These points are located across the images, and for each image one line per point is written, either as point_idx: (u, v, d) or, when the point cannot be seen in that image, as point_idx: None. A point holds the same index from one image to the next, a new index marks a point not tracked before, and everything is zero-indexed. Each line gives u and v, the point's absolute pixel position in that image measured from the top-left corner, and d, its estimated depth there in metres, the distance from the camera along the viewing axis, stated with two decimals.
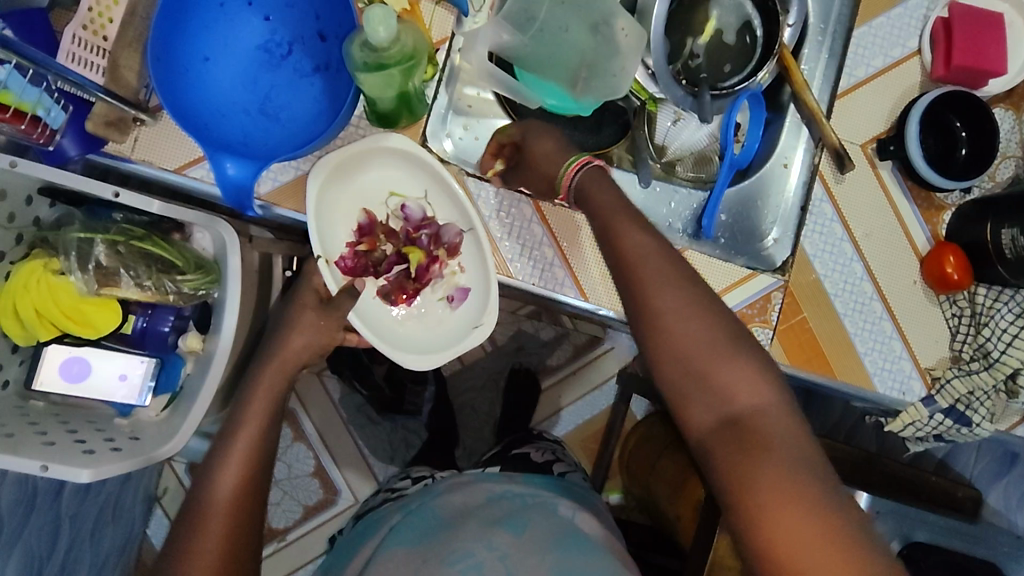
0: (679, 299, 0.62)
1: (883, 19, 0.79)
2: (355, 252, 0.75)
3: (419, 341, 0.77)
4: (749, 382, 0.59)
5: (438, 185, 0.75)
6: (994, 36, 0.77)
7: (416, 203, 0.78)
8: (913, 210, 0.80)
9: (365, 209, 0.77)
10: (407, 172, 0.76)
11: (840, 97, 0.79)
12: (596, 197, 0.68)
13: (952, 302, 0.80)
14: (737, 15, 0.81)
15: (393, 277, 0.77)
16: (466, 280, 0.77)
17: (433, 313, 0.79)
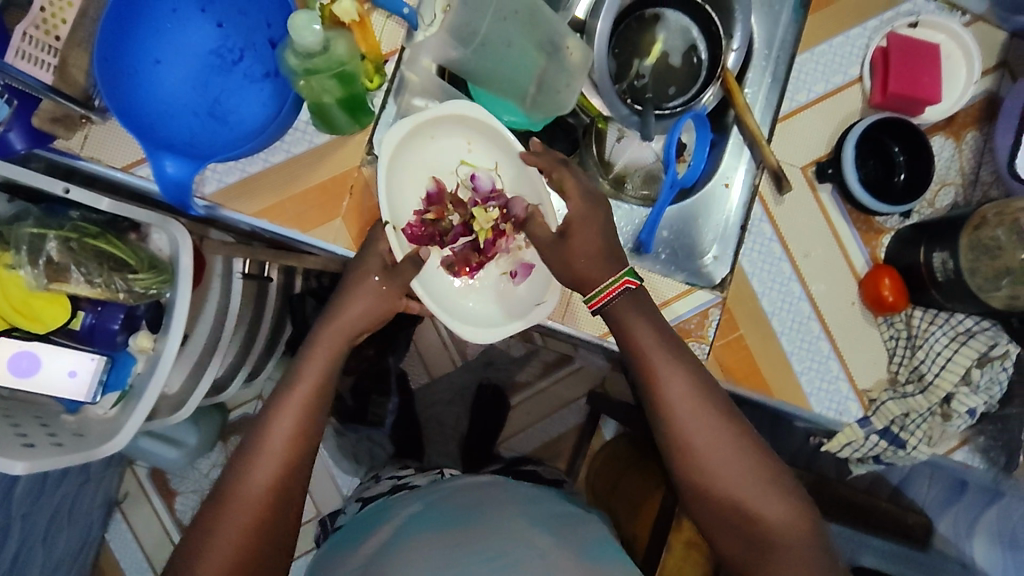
0: (678, 395, 0.68)
1: (825, 47, 0.82)
2: (423, 220, 0.75)
3: (477, 316, 0.77)
4: (721, 454, 0.67)
5: (511, 157, 0.76)
6: (930, 65, 0.79)
7: (485, 174, 0.78)
8: (852, 233, 0.82)
9: (436, 177, 0.77)
10: (478, 142, 0.77)
11: (781, 121, 0.82)
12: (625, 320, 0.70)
13: (890, 325, 0.81)
14: (684, 39, 0.84)
15: (458, 249, 0.77)
16: (530, 256, 0.78)
17: (495, 287, 0.79)
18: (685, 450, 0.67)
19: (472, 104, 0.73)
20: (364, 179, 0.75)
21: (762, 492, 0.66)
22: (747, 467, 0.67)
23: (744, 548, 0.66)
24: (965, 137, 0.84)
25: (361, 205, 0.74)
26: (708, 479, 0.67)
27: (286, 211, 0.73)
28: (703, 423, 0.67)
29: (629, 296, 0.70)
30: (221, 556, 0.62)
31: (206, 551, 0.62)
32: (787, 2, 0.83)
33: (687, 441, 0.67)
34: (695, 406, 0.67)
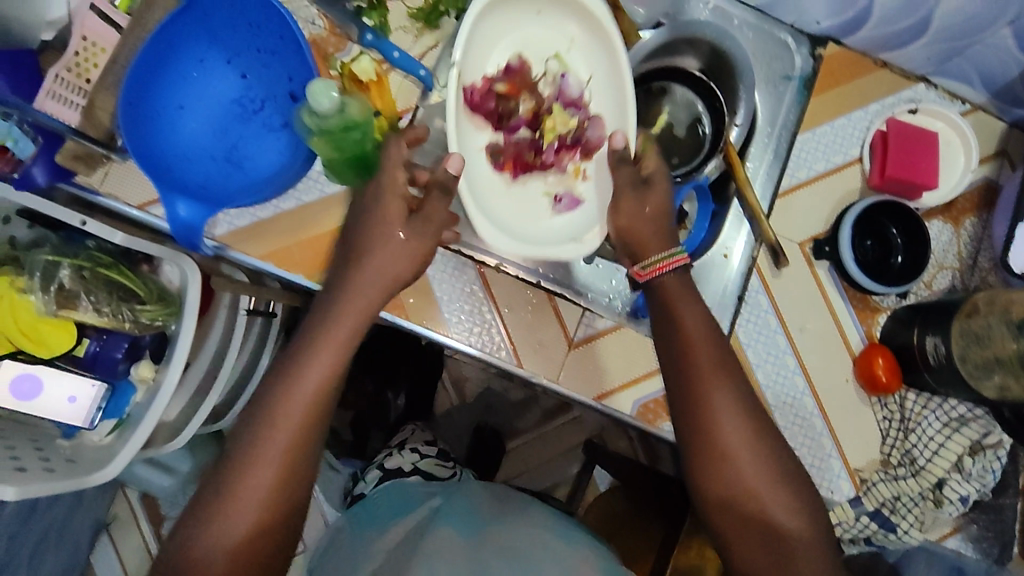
0: (722, 391, 0.66)
1: (826, 127, 0.86)
2: (490, 90, 0.75)
3: (508, 225, 0.73)
4: (756, 457, 0.66)
5: (611, 82, 0.76)
6: (928, 152, 0.81)
7: (575, 80, 0.78)
8: (848, 310, 0.82)
9: (523, 56, 0.77)
10: (581, 43, 0.77)
11: (781, 196, 0.84)
12: (671, 296, 0.70)
13: (883, 405, 0.81)
14: (688, 112, 0.86)
15: (513, 139, 0.77)
16: (583, 191, 0.77)
17: (534, 204, 0.77)
18: (718, 446, 0.66)
19: None
20: None
21: (794, 513, 0.65)
22: (782, 489, 0.66)
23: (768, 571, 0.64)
24: (963, 223, 0.86)
25: None
26: (739, 481, 0.65)
27: (293, 255, 0.75)
28: (741, 419, 0.66)
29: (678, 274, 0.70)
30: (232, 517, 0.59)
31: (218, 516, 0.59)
32: (790, 83, 0.87)
33: (721, 436, 0.66)
34: (738, 404, 0.66)
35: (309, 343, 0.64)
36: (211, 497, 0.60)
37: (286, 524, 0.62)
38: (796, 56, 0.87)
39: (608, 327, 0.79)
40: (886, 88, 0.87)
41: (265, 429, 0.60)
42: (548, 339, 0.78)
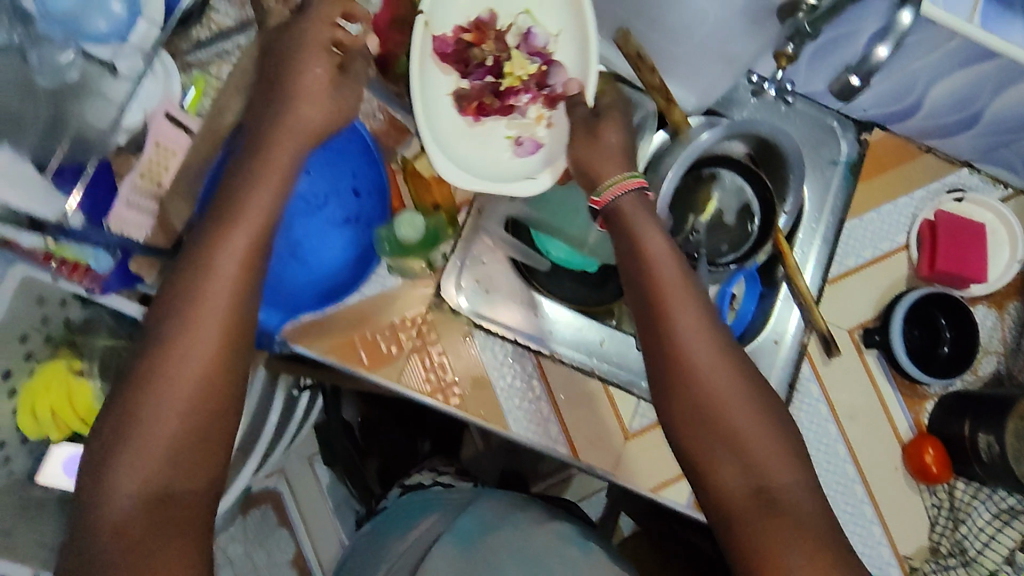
0: (693, 319, 0.62)
1: (873, 214, 0.87)
2: (458, 39, 0.70)
3: (467, 162, 0.70)
4: (728, 387, 0.61)
5: (581, 38, 0.71)
6: (977, 246, 0.83)
7: (543, 32, 0.72)
8: (896, 396, 0.84)
9: (493, 11, 0.72)
10: (551, 1, 0.71)
11: (831, 282, 0.86)
12: (632, 222, 0.65)
13: (932, 493, 0.82)
14: (738, 199, 0.87)
15: (477, 85, 0.72)
16: (544, 136, 0.73)
17: (494, 146, 0.72)
18: (687, 371, 0.61)
19: None
20: (429, 322, 0.78)
21: (784, 459, 0.61)
22: (768, 431, 0.61)
23: (763, 525, 0.59)
24: (1007, 307, 0.87)
25: (424, 349, 0.78)
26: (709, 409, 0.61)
27: (357, 348, 0.77)
28: (713, 348, 0.62)
29: (638, 199, 0.66)
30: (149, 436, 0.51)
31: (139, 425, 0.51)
32: (837, 169, 0.88)
33: (690, 362, 0.61)
34: (707, 333, 0.62)
35: (197, 276, 0.53)
36: (111, 428, 0.51)
37: (201, 462, 0.53)
38: (842, 141, 0.88)
39: None
40: (930, 174, 0.88)
41: (168, 350, 0.52)
42: (603, 430, 0.79)
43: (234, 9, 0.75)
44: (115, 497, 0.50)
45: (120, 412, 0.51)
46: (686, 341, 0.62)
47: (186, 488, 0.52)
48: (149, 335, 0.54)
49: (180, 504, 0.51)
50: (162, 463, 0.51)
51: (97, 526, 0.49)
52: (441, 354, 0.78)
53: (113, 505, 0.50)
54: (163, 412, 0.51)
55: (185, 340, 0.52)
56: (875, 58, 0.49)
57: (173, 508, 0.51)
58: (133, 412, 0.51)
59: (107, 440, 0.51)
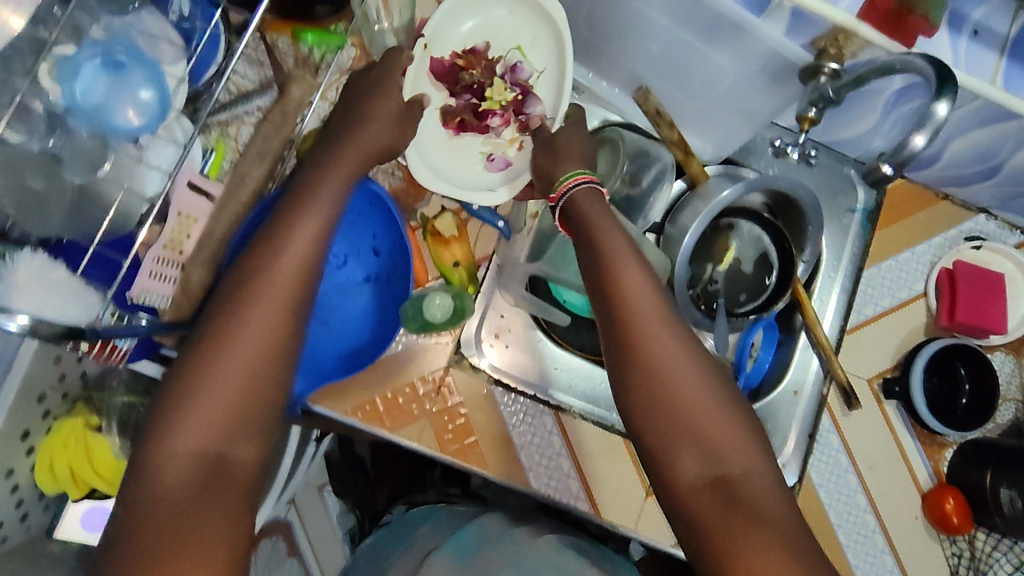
0: (653, 311, 0.59)
1: (891, 262, 0.88)
2: (452, 62, 0.75)
3: (440, 168, 0.75)
4: (691, 380, 0.58)
5: (560, 78, 0.76)
6: (996, 297, 0.83)
7: (529, 66, 0.77)
8: (916, 446, 0.84)
9: (488, 43, 0.77)
10: (544, 40, 0.76)
11: (849, 332, 0.86)
12: (589, 214, 0.64)
13: (953, 542, 0.82)
14: (756, 248, 0.87)
15: (461, 102, 0.77)
16: (515, 156, 0.77)
17: (468, 158, 0.77)
18: (645, 363, 0.58)
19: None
20: (449, 380, 0.78)
21: (741, 442, 0.57)
22: (729, 425, 0.57)
23: (720, 514, 0.54)
24: None
25: (445, 407, 0.78)
26: (669, 402, 0.57)
27: (377, 408, 0.76)
28: (673, 338, 0.59)
29: (590, 191, 0.67)
30: (190, 421, 0.51)
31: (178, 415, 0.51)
32: (854, 216, 0.88)
33: (647, 352, 0.58)
34: (667, 326, 0.59)
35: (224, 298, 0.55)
36: (167, 400, 0.51)
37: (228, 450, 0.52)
38: (859, 189, 0.88)
39: None
40: (947, 221, 0.89)
41: (234, 328, 0.53)
42: (623, 485, 0.79)
43: (257, 74, 0.77)
44: (167, 466, 0.49)
45: (177, 385, 0.52)
46: (646, 329, 0.58)
47: (237, 460, 0.52)
48: (210, 317, 0.55)
49: (230, 477, 0.52)
50: (219, 433, 0.51)
51: (144, 496, 0.49)
52: (461, 412, 0.78)
53: (167, 474, 0.49)
54: (217, 396, 0.52)
55: (250, 315, 0.54)
56: (914, 145, 0.53)
57: (224, 481, 0.51)
58: (192, 384, 0.52)
59: (159, 413, 0.51)
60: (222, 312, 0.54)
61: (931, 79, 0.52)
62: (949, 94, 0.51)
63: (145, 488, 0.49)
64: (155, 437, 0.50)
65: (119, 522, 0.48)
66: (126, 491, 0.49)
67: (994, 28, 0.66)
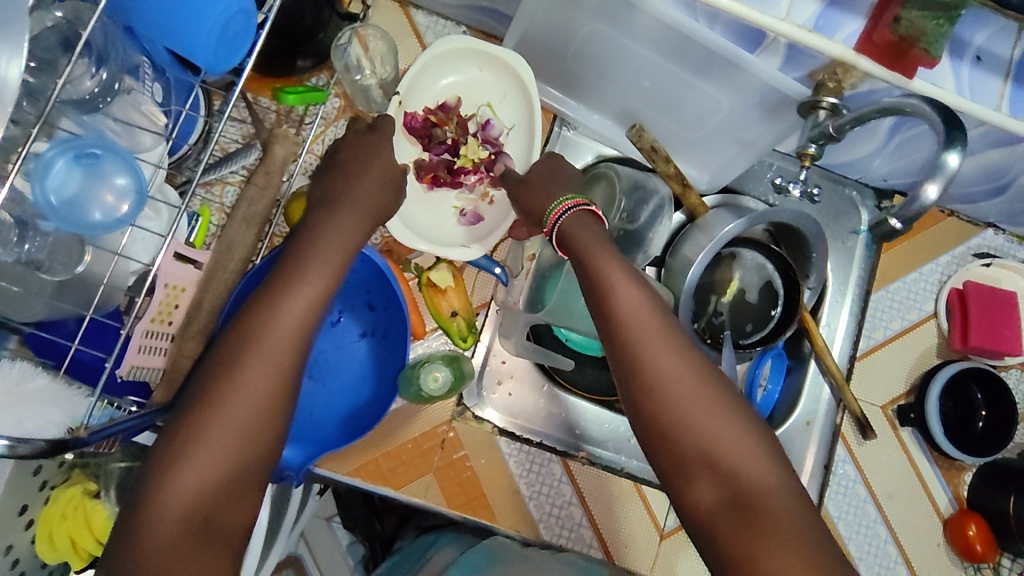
0: (652, 325, 0.57)
1: (900, 283, 0.85)
2: (425, 120, 0.75)
3: (416, 224, 0.74)
4: (695, 391, 0.54)
5: (530, 136, 0.77)
6: (1009, 319, 0.80)
7: (499, 125, 0.78)
8: (934, 471, 0.82)
9: (460, 99, 0.77)
10: (513, 98, 0.77)
11: (860, 358, 0.83)
12: (579, 241, 0.63)
13: (976, 569, 0.80)
14: (760, 276, 0.85)
15: (434, 158, 0.77)
16: (489, 211, 0.77)
17: (441, 213, 0.77)
18: (648, 380, 0.55)
19: (520, 58, 0.74)
20: (453, 433, 0.76)
21: (750, 454, 0.53)
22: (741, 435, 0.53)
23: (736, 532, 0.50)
24: None
25: (449, 461, 0.75)
26: (676, 419, 0.54)
27: (380, 467, 0.74)
28: (673, 350, 0.56)
29: (584, 215, 0.66)
30: (192, 477, 0.48)
31: (176, 477, 0.48)
32: (860, 238, 0.86)
33: (648, 367, 0.55)
34: (667, 339, 0.56)
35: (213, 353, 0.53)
36: (162, 452, 0.48)
37: (237, 503, 0.50)
38: (863, 210, 0.87)
39: None
40: (954, 237, 0.86)
41: (233, 379, 0.51)
42: (636, 530, 0.77)
43: (238, 132, 0.75)
44: (156, 523, 0.46)
45: (173, 437, 0.49)
46: (648, 345, 0.56)
47: (229, 519, 0.49)
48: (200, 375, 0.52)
49: (223, 536, 0.49)
50: (214, 487, 0.48)
51: (134, 553, 0.45)
52: (468, 468, 0.75)
53: (154, 535, 0.46)
54: (210, 447, 0.49)
55: (250, 365, 0.52)
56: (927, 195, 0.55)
57: (217, 540, 0.48)
58: (191, 435, 0.49)
59: (149, 469, 0.48)
60: (222, 363, 0.52)
61: (941, 129, 0.54)
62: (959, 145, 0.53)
63: (130, 549, 0.45)
64: (147, 491, 0.47)
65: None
66: (113, 551, 0.46)
67: (998, 53, 0.64)
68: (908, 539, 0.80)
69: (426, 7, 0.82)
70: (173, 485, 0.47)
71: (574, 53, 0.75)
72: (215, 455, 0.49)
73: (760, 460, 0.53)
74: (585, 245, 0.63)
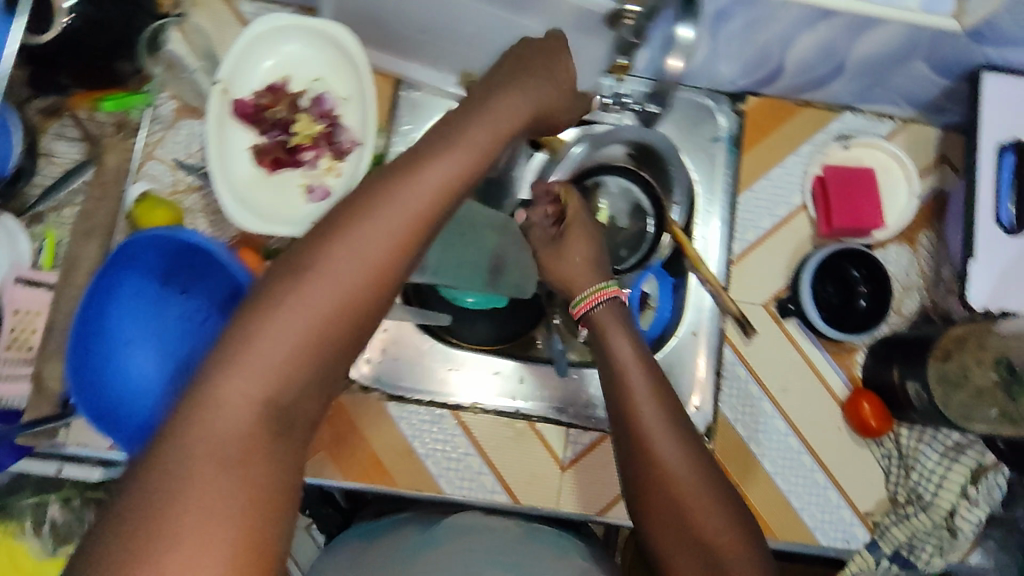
0: (651, 406, 0.60)
1: (764, 181, 0.86)
2: (254, 104, 0.74)
3: (259, 209, 0.72)
4: (688, 473, 0.57)
5: (364, 104, 0.74)
6: (868, 193, 0.81)
7: (334, 97, 0.75)
8: (824, 356, 0.83)
9: (288, 78, 0.75)
10: (342, 68, 0.75)
11: (735, 263, 0.84)
12: (601, 325, 0.66)
13: (880, 444, 0.82)
14: (627, 200, 0.86)
15: (270, 140, 0.75)
16: (334, 183, 0.74)
17: (288, 193, 0.75)
18: (647, 462, 0.58)
19: (340, 26, 0.73)
20: (340, 409, 0.77)
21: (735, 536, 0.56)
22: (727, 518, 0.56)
23: (671, 534, 0.57)
24: (919, 240, 0.86)
25: (339, 434, 0.76)
26: (669, 497, 0.57)
27: None
28: (668, 429, 0.59)
29: (616, 307, 0.67)
30: (273, 357, 0.41)
31: (249, 354, 0.40)
32: (720, 145, 0.87)
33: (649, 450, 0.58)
34: (669, 425, 0.59)
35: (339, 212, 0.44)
36: (222, 345, 0.41)
37: (303, 403, 0.42)
38: (719, 116, 0.87)
39: (594, 439, 0.80)
40: (812, 127, 0.87)
41: (335, 247, 0.43)
42: (538, 468, 0.78)
43: (75, 150, 0.76)
44: (225, 405, 0.39)
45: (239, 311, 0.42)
46: (646, 428, 0.58)
47: (299, 417, 0.42)
48: (305, 237, 0.44)
49: (291, 437, 0.41)
50: (278, 399, 0.41)
51: (190, 440, 0.38)
52: (360, 439, 0.76)
53: (218, 417, 0.39)
54: (286, 325, 0.41)
55: (340, 246, 0.43)
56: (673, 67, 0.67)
57: (281, 459, 0.40)
58: (254, 317, 0.41)
59: (225, 336, 0.41)
60: (332, 224, 0.43)
61: None
62: (690, 19, 0.63)
63: (191, 425, 0.39)
64: (215, 369, 0.40)
65: (134, 479, 0.38)
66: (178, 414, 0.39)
67: None
68: (806, 428, 0.82)
69: None
70: (248, 360, 0.40)
71: (386, 10, 0.73)
72: (286, 341, 0.41)
73: (744, 538, 0.56)
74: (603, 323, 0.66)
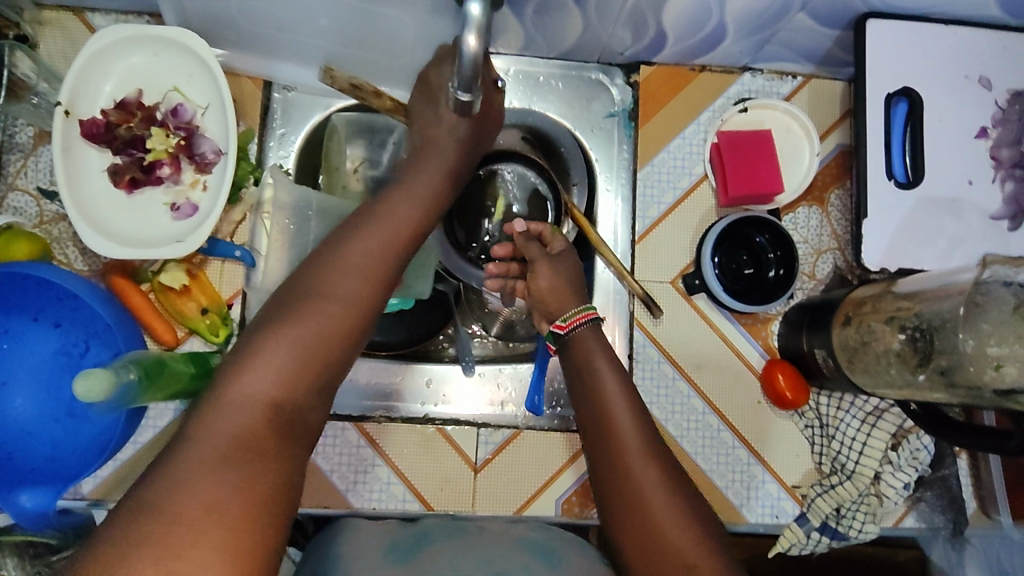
0: (633, 438, 0.56)
1: (663, 154, 0.82)
2: (105, 121, 0.70)
3: (121, 233, 0.69)
4: (671, 509, 0.53)
5: (222, 111, 0.71)
6: (766, 157, 0.78)
7: (192, 107, 0.72)
8: (738, 329, 0.80)
9: (141, 91, 0.72)
10: (196, 75, 0.72)
11: (638, 241, 0.81)
12: (589, 359, 0.63)
13: (801, 414, 0.79)
14: (524, 186, 0.85)
15: (128, 158, 0.71)
16: (200, 198, 0.71)
17: (152, 212, 0.71)
18: (634, 499, 0.54)
19: (188, 33, 0.70)
20: None
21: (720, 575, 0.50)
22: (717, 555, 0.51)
23: (643, 542, 0.53)
24: (829, 200, 0.82)
25: None
26: (654, 534, 0.52)
27: None
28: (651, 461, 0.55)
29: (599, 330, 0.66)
30: (284, 359, 0.46)
31: (261, 359, 0.46)
32: (615, 120, 0.83)
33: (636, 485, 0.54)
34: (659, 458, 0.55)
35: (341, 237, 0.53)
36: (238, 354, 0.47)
37: (311, 403, 0.47)
38: (613, 89, 0.83)
39: (507, 437, 0.77)
40: (709, 92, 0.83)
41: (337, 266, 0.50)
42: (448, 474, 0.76)
43: None
44: (236, 406, 0.44)
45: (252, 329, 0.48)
46: (631, 462, 0.55)
47: (312, 417, 0.47)
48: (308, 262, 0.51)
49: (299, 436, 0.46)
50: (286, 401, 0.46)
51: (193, 447, 0.42)
52: None
53: (222, 420, 0.44)
54: (293, 334, 0.47)
55: (341, 269, 0.50)
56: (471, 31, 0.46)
57: (283, 458, 0.44)
58: (264, 332, 0.47)
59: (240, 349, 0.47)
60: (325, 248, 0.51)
61: None
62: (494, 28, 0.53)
63: (199, 431, 0.43)
64: (232, 372, 0.45)
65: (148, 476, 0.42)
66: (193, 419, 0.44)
67: None
68: (725, 404, 0.79)
69: (99, 7, 0.76)
70: (257, 366, 0.45)
71: (229, 9, 0.69)
72: (289, 349, 0.46)
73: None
74: (590, 358, 0.63)
